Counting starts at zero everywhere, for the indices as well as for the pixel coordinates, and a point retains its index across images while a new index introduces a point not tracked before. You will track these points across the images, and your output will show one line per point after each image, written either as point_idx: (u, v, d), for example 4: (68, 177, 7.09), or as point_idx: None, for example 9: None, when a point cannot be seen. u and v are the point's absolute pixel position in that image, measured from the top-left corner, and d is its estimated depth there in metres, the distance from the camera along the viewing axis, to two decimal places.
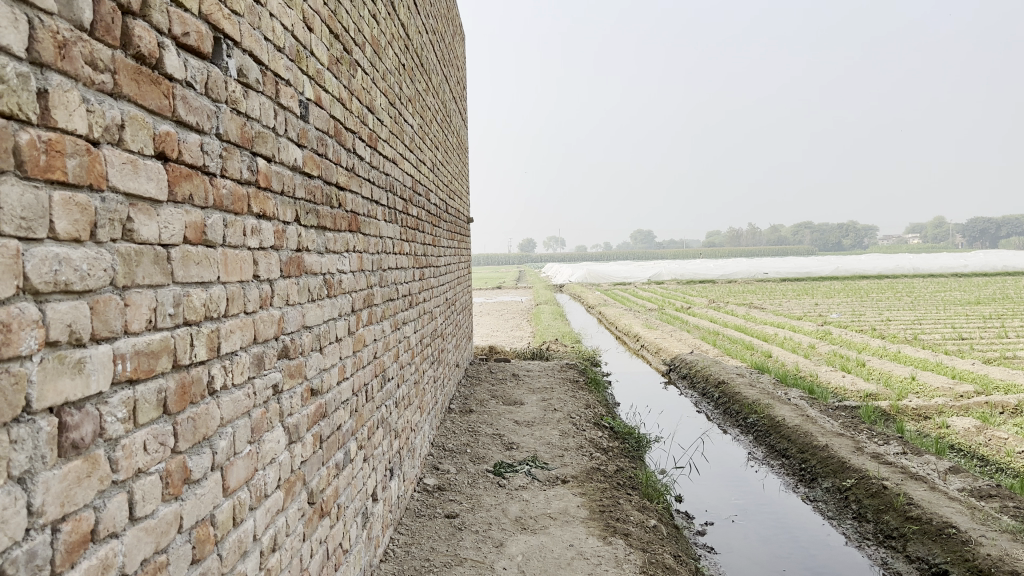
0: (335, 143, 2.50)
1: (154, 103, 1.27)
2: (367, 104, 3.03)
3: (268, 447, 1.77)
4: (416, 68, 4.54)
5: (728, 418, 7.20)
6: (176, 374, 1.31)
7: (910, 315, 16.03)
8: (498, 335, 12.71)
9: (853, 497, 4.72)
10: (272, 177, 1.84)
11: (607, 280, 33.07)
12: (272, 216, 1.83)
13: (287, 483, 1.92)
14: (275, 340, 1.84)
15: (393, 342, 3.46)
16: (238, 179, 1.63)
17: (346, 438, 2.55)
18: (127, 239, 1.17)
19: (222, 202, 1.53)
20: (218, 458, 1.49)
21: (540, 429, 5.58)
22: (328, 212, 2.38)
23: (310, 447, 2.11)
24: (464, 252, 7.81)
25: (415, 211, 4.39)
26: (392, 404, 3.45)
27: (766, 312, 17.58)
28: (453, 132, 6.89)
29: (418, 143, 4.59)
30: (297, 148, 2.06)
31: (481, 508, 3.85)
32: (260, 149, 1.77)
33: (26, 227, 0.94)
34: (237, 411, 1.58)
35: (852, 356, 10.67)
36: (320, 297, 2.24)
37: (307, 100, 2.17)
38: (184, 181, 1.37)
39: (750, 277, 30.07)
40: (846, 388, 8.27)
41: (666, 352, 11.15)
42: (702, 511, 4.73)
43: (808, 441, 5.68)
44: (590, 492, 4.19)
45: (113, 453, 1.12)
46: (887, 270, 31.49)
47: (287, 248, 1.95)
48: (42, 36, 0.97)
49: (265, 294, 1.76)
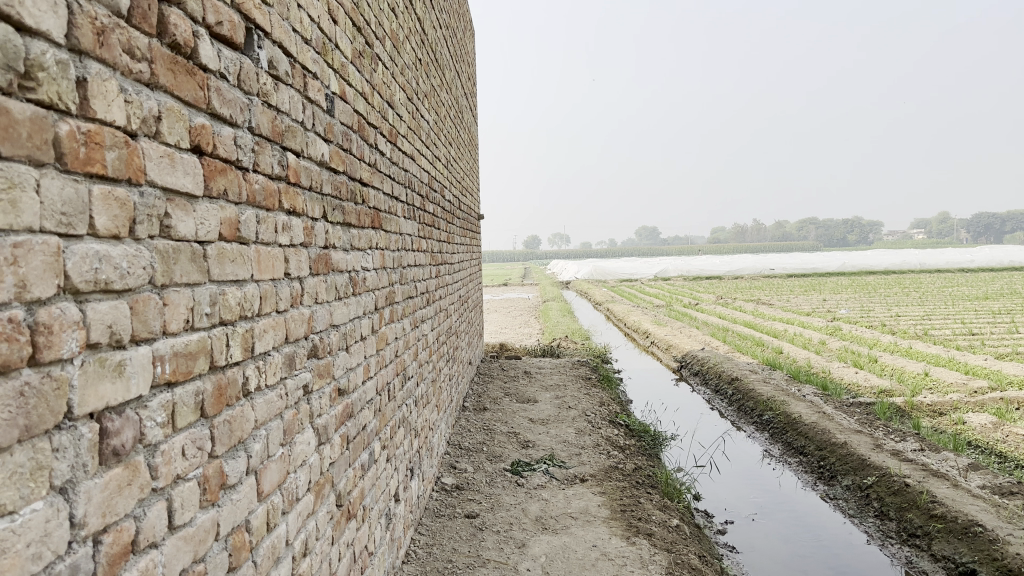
0: (359, 138, 2.45)
1: (190, 94, 1.22)
2: (387, 98, 2.99)
3: (299, 450, 1.72)
4: (430, 63, 4.49)
5: (742, 415, 7.14)
6: (212, 376, 1.27)
7: (919, 310, 15.94)
8: (507, 332, 12.67)
9: (874, 495, 4.66)
10: (301, 172, 1.79)
11: (613, 276, 33.00)
12: (302, 212, 1.78)
13: (317, 486, 1.87)
14: (305, 340, 1.79)
15: (412, 340, 3.42)
16: (270, 174, 1.58)
17: (371, 438, 2.50)
18: (164, 236, 1.13)
19: (255, 197, 1.49)
20: (253, 462, 1.44)
21: (555, 427, 5.53)
22: (353, 208, 2.33)
23: (338, 449, 2.07)
24: (475, 249, 7.77)
25: (431, 207, 4.34)
26: (412, 403, 3.40)
27: (774, 308, 17.50)
28: (465, 128, 6.84)
29: (433, 139, 4.55)
30: (324, 143, 2.01)
31: (501, 508, 3.80)
32: (290, 143, 1.72)
33: (66, 223, 0.89)
34: (270, 412, 1.53)
35: (864, 351, 10.60)
36: (346, 295, 2.19)
37: (332, 94, 2.12)
38: (219, 176, 1.32)
39: (757, 273, 29.96)
40: (860, 384, 8.20)
41: (676, 348, 11.10)
42: (721, 509, 4.67)
43: (826, 438, 5.62)
44: (610, 491, 4.14)
45: (153, 459, 1.07)
46: (895, 265, 31.35)
47: (315, 245, 1.90)
48: (81, 22, 0.92)
49: (296, 292, 1.71)
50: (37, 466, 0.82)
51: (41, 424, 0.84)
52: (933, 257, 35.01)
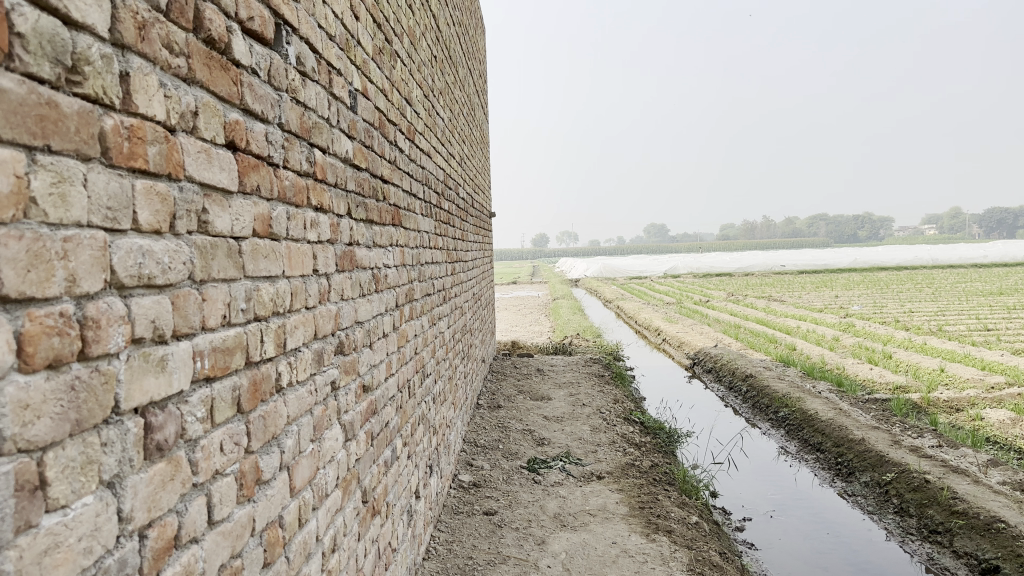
0: (380, 135, 2.45)
1: (225, 90, 1.22)
2: (405, 95, 2.99)
3: (328, 445, 1.72)
4: (445, 60, 4.49)
5: (757, 412, 7.12)
6: (248, 372, 1.27)
7: (932, 306, 15.86)
8: (518, 331, 12.67)
9: (893, 491, 4.64)
10: (328, 168, 1.79)
11: (622, 274, 32.95)
12: (328, 208, 1.78)
13: (345, 482, 1.87)
14: (333, 336, 1.79)
15: (430, 337, 3.42)
16: (299, 170, 1.58)
17: (393, 435, 2.50)
18: (202, 231, 1.13)
19: (285, 194, 1.48)
20: (286, 458, 1.44)
21: (570, 424, 5.51)
22: (375, 205, 2.33)
23: (363, 445, 2.06)
24: (488, 247, 7.77)
25: (447, 205, 4.34)
26: (430, 400, 3.40)
27: (786, 305, 17.43)
28: (476, 126, 6.83)
29: (448, 137, 4.55)
30: (348, 139, 2.01)
31: (519, 505, 3.80)
32: (317, 139, 1.72)
33: (111, 217, 0.89)
34: (301, 409, 1.53)
35: (878, 347, 10.54)
36: (369, 292, 2.19)
37: (355, 90, 2.11)
38: (252, 172, 1.32)
39: (767, 270, 29.88)
40: (875, 381, 8.15)
41: (689, 345, 11.08)
42: (739, 506, 4.66)
43: (843, 434, 5.59)
44: (628, 488, 4.13)
45: (193, 454, 1.07)
46: (906, 261, 31.18)
47: (341, 241, 1.90)
48: (123, 16, 0.92)
49: (324, 288, 1.71)
50: (87, 460, 0.82)
51: (91, 418, 0.84)
52: (946, 252, 34.78)
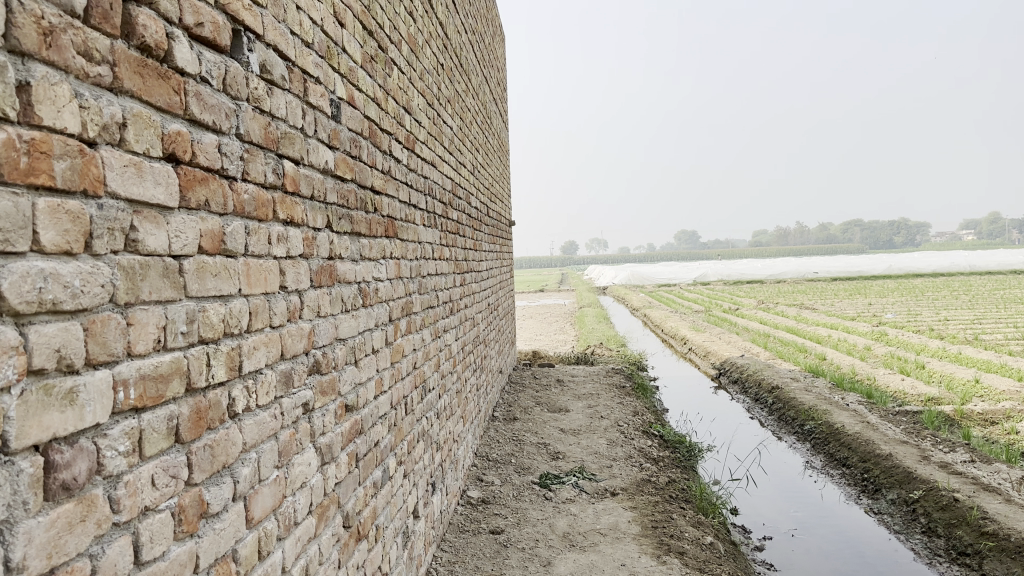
0: (370, 144, 2.37)
1: (163, 100, 1.15)
2: (404, 104, 2.91)
3: (298, 471, 1.64)
4: (455, 68, 4.41)
5: (783, 425, 6.93)
6: (189, 399, 1.19)
7: (969, 314, 15.41)
8: (542, 339, 12.56)
9: (921, 510, 4.45)
10: (301, 181, 1.71)
11: (651, 281, 32.67)
12: (301, 222, 1.71)
13: (320, 508, 1.79)
14: (306, 356, 1.71)
15: (433, 352, 3.33)
16: (262, 183, 1.51)
17: (385, 455, 2.41)
18: (130, 250, 1.05)
19: (243, 208, 1.41)
20: (241, 487, 1.36)
21: (587, 437, 5.40)
22: (363, 218, 2.25)
23: (345, 467, 1.98)
24: (507, 257, 7.69)
25: (456, 215, 4.26)
26: (433, 416, 3.31)
27: (817, 313, 17.09)
28: (494, 134, 6.76)
29: (458, 145, 4.46)
30: (329, 150, 1.94)
31: (527, 524, 3.69)
32: (287, 150, 1.65)
33: (2, 239, 0.82)
34: (262, 435, 1.45)
35: (910, 357, 10.24)
36: (354, 308, 2.11)
37: (339, 99, 2.04)
38: (199, 186, 1.25)
39: (798, 277, 29.41)
40: (906, 392, 7.90)
41: (715, 355, 10.88)
42: (759, 525, 4.50)
43: (869, 450, 5.40)
44: (642, 506, 4.00)
45: (115, 491, 1.00)
46: (942, 267, 30.48)
47: (318, 256, 1.82)
48: (23, 21, 0.85)
49: (294, 306, 1.63)
50: None
51: None
52: (985, 258, 34.00)
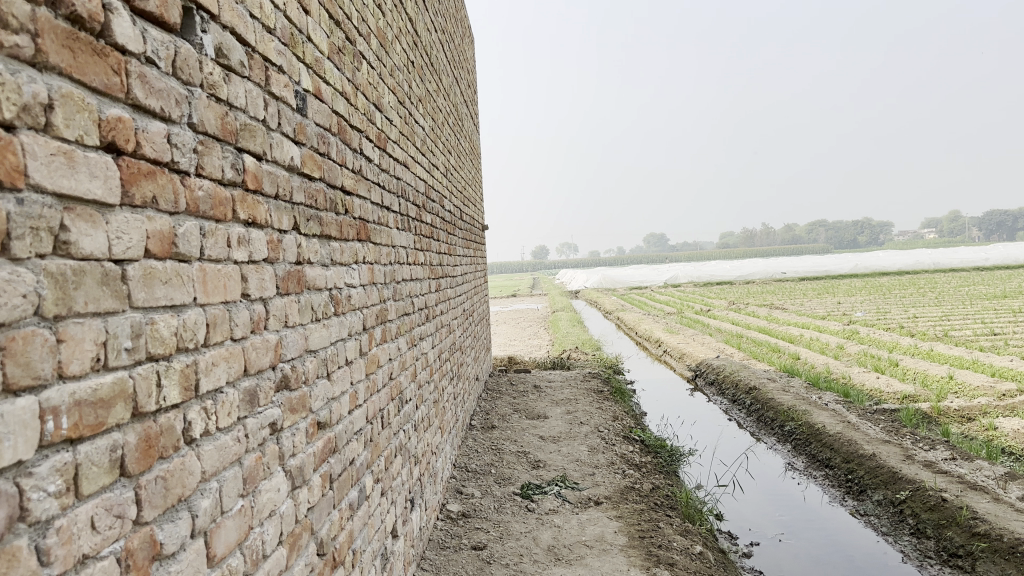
0: (339, 141, 2.21)
1: (99, 80, 1.00)
2: (374, 101, 2.76)
3: (266, 499, 1.48)
4: (425, 66, 4.27)
5: (762, 426, 6.86)
6: (136, 425, 1.03)
7: (936, 311, 15.58)
8: (516, 345, 12.41)
9: (908, 511, 4.38)
10: (263, 178, 1.56)
11: (623, 284, 32.62)
12: (265, 223, 1.55)
13: (292, 538, 1.63)
14: (272, 371, 1.55)
15: (409, 361, 3.17)
16: (220, 179, 1.35)
17: (360, 474, 2.25)
18: (61, 254, 0.90)
19: (198, 206, 1.26)
20: (200, 522, 1.20)
21: (567, 444, 5.26)
22: (333, 219, 2.09)
23: (318, 490, 1.82)
24: (480, 262, 7.55)
25: (429, 218, 4.11)
26: (411, 428, 3.16)
27: (789, 312, 17.16)
28: (466, 136, 6.63)
29: (430, 146, 4.32)
30: (294, 145, 1.78)
31: (510, 538, 3.54)
32: (248, 144, 1.49)
33: None
34: (223, 461, 1.29)
35: (883, 355, 10.27)
36: (325, 316, 1.95)
37: (304, 92, 1.89)
38: (144, 180, 1.10)
39: (768, 278, 29.65)
40: (882, 390, 7.89)
41: (690, 356, 10.81)
42: (746, 530, 4.40)
43: (852, 450, 5.34)
44: (628, 515, 3.87)
45: (43, 540, 0.84)
46: (907, 265, 30.89)
47: (284, 261, 1.66)
48: None
49: (257, 316, 1.48)
50: None
51: None
52: (949, 255, 34.52)
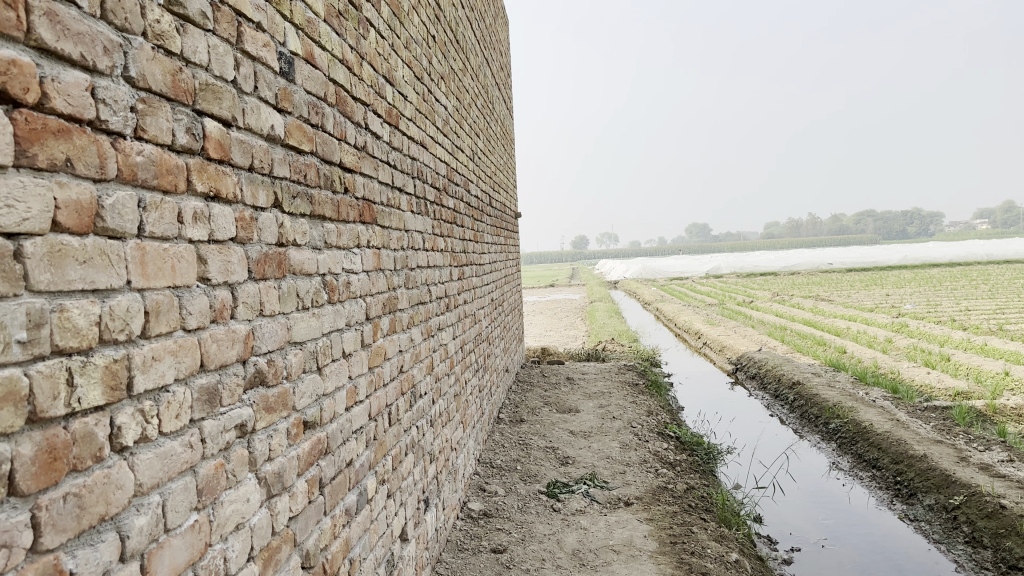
0: (337, 114, 2.02)
1: None
2: (384, 73, 2.56)
3: (230, 511, 1.30)
4: (450, 43, 4.06)
5: (806, 423, 6.56)
6: (34, 435, 0.85)
7: (990, 304, 14.92)
8: (551, 336, 12.20)
9: (963, 517, 4.06)
10: (230, 146, 1.37)
11: (662, 275, 32.15)
12: (232, 198, 1.36)
13: (266, 552, 1.44)
14: (242, 366, 1.37)
15: (424, 353, 2.98)
16: (168, 144, 1.17)
17: (360, 476, 2.07)
18: None
19: (135, 174, 1.07)
20: (133, 545, 1.02)
21: (598, 440, 5.04)
22: (328, 198, 1.91)
23: (304, 497, 1.64)
24: (513, 251, 7.36)
25: (452, 203, 3.91)
26: (426, 424, 2.97)
27: (835, 304, 16.64)
28: (498, 120, 6.44)
29: (454, 127, 4.12)
30: (275, 112, 1.59)
31: (532, 540, 3.34)
32: (210, 106, 1.30)
33: None
34: (167, 471, 1.11)
35: (934, 349, 9.81)
36: (315, 305, 1.77)
37: (290, 55, 1.69)
38: (53, 139, 0.91)
39: (813, 269, 28.94)
40: (934, 386, 7.50)
41: (731, 349, 10.47)
42: (786, 535, 4.14)
43: (902, 450, 5.02)
44: (659, 518, 3.64)
45: None
46: (959, 256, 29.88)
47: (260, 242, 1.47)
48: None
49: (220, 303, 1.29)
50: None
51: None
52: (1001, 247, 33.33)
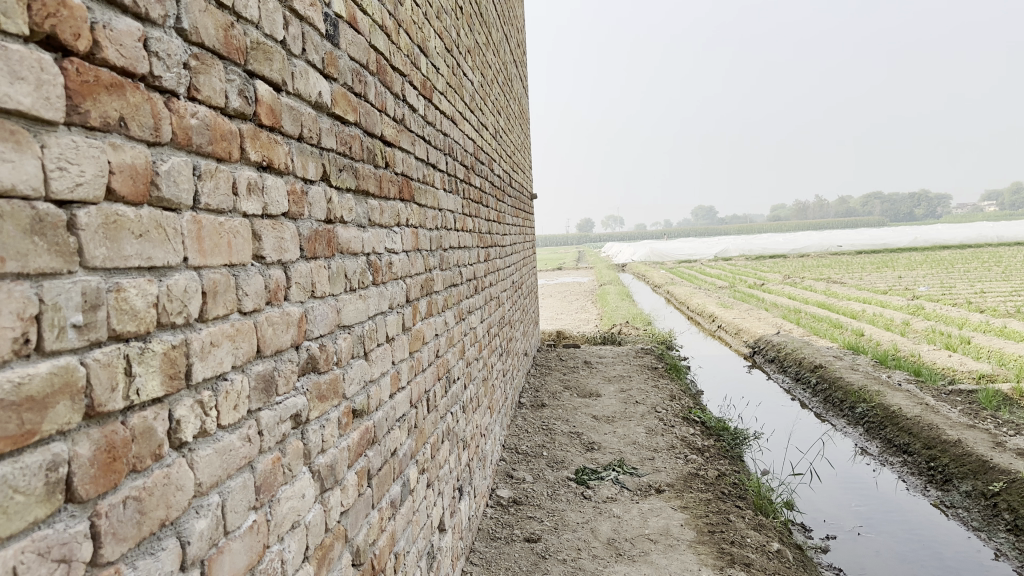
0: (378, 83, 1.90)
1: None
2: (419, 43, 2.44)
3: (287, 509, 1.20)
4: (475, 17, 3.93)
5: (830, 407, 6.45)
6: (92, 432, 0.75)
7: (1005, 286, 14.73)
8: (564, 319, 12.10)
9: (1003, 505, 3.94)
10: (281, 113, 1.25)
11: (671, 257, 31.96)
12: (284, 168, 1.25)
13: (320, 551, 1.34)
14: (296, 352, 1.26)
15: (457, 337, 2.88)
16: (221, 106, 1.05)
17: (404, 465, 1.97)
18: None
19: (190, 138, 0.96)
20: (194, 551, 0.92)
21: (623, 426, 4.94)
22: (372, 172, 1.80)
23: (354, 490, 1.54)
24: (530, 233, 7.24)
25: (478, 182, 3.79)
26: (459, 409, 2.87)
27: (847, 287, 16.48)
28: (516, 99, 6.32)
29: (479, 104, 3.99)
30: (321, 78, 1.47)
31: (566, 529, 3.25)
32: (261, 67, 1.18)
33: None
34: (225, 468, 1.01)
35: (953, 332, 9.68)
36: (362, 286, 1.66)
37: (335, 17, 1.57)
38: (105, 94, 0.80)
39: (822, 251, 28.72)
40: (957, 369, 7.38)
41: (747, 332, 10.35)
42: (820, 522, 4.05)
43: (934, 435, 4.91)
44: (694, 506, 3.54)
45: None
46: (970, 238, 29.61)
47: (310, 218, 1.36)
48: None
49: (275, 283, 1.18)
50: None
51: None
52: (1011, 229, 33.04)
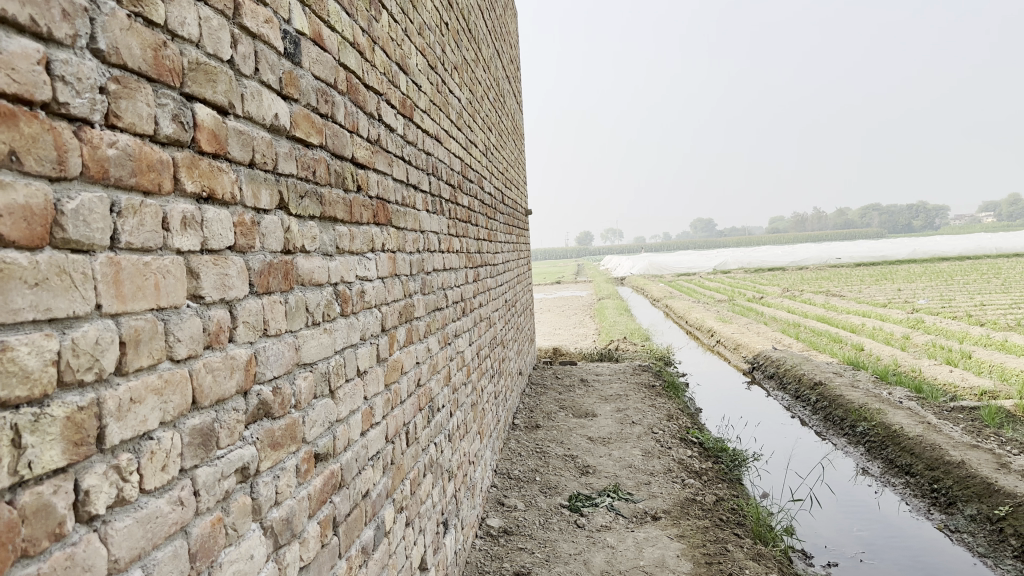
0: (348, 103, 1.80)
1: None
2: (398, 59, 2.34)
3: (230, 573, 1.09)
4: (463, 32, 3.84)
5: (831, 425, 6.33)
6: None
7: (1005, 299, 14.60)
8: (562, 335, 11.98)
9: (1009, 529, 3.83)
10: (226, 138, 1.15)
11: (670, 271, 31.86)
12: (229, 198, 1.15)
13: None
14: (242, 399, 1.15)
15: (441, 364, 2.76)
16: (149, 132, 0.95)
17: (378, 507, 1.86)
18: None
19: (105, 170, 0.86)
20: None
21: (619, 448, 4.82)
22: (340, 197, 1.70)
23: (315, 542, 1.42)
24: (524, 249, 7.15)
25: (465, 201, 3.69)
26: (443, 439, 2.76)
27: (847, 300, 16.36)
28: (509, 115, 6.23)
29: (467, 121, 3.89)
30: (278, 98, 1.37)
31: (558, 561, 3.13)
32: (201, 89, 1.08)
33: None
34: (149, 538, 0.90)
35: (953, 346, 9.57)
36: (327, 319, 1.55)
37: (296, 34, 1.47)
38: None
39: (820, 263, 28.62)
40: (959, 386, 7.25)
41: (746, 348, 10.22)
42: (822, 548, 3.92)
43: (937, 456, 4.79)
44: (690, 535, 3.42)
45: None
46: (967, 249, 29.55)
47: (262, 250, 1.25)
48: None
49: (216, 325, 1.08)
50: None
51: None
52: (1008, 241, 32.94)
